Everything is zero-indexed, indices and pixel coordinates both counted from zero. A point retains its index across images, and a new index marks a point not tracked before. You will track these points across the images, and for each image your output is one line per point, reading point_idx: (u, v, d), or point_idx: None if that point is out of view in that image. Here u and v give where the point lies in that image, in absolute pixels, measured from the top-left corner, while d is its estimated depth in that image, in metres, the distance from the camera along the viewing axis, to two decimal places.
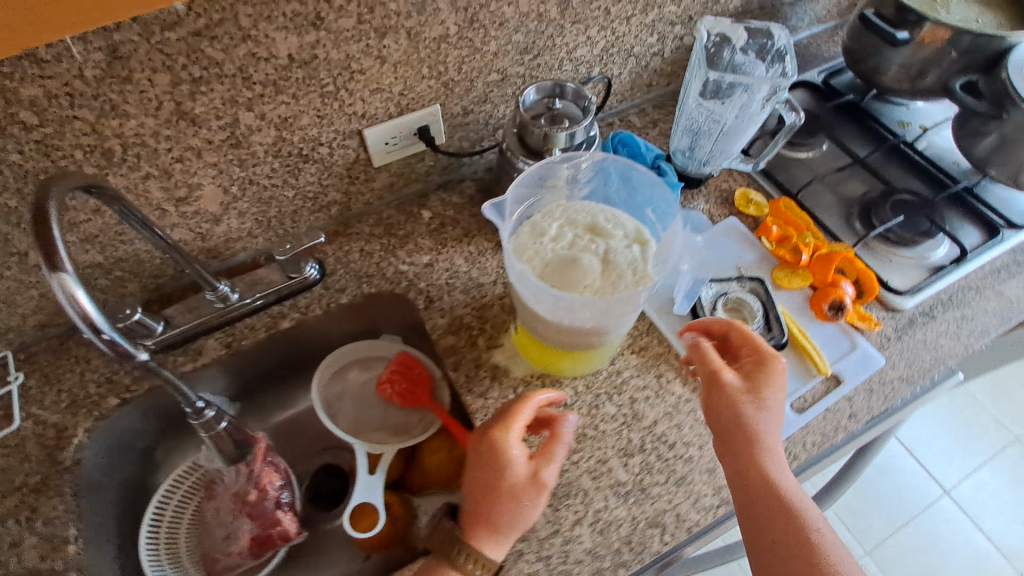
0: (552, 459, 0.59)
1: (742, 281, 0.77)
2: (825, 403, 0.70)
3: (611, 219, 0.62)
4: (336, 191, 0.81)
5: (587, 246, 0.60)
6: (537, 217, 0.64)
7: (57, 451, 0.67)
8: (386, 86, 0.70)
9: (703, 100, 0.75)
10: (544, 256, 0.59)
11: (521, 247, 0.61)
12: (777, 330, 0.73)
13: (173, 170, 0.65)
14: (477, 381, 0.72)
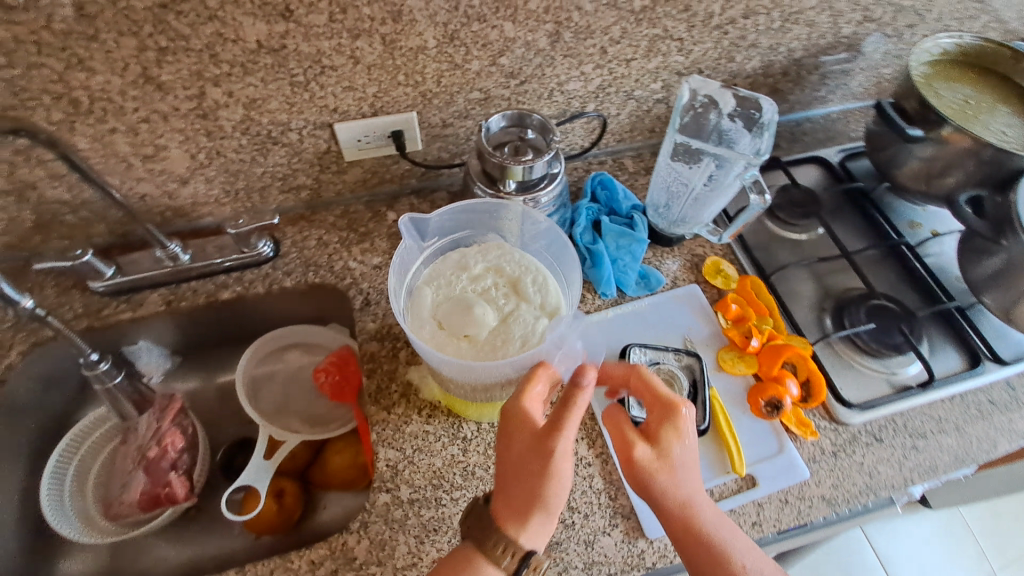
0: (565, 428, 0.52)
1: (680, 354, 0.73)
2: (732, 504, 0.65)
3: (531, 282, 0.63)
4: (305, 176, 0.82)
5: (493, 300, 0.61)
6: (472, 252, 0.67)
7: None
8: (359, 86, 0.71)
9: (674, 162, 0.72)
10: (450, 290, 0.62)
11: (435, 274, 0.64)
12: (699, 416, 0.68)
13: (139, 129, 0.68)
14: (386, 395, 0.71)
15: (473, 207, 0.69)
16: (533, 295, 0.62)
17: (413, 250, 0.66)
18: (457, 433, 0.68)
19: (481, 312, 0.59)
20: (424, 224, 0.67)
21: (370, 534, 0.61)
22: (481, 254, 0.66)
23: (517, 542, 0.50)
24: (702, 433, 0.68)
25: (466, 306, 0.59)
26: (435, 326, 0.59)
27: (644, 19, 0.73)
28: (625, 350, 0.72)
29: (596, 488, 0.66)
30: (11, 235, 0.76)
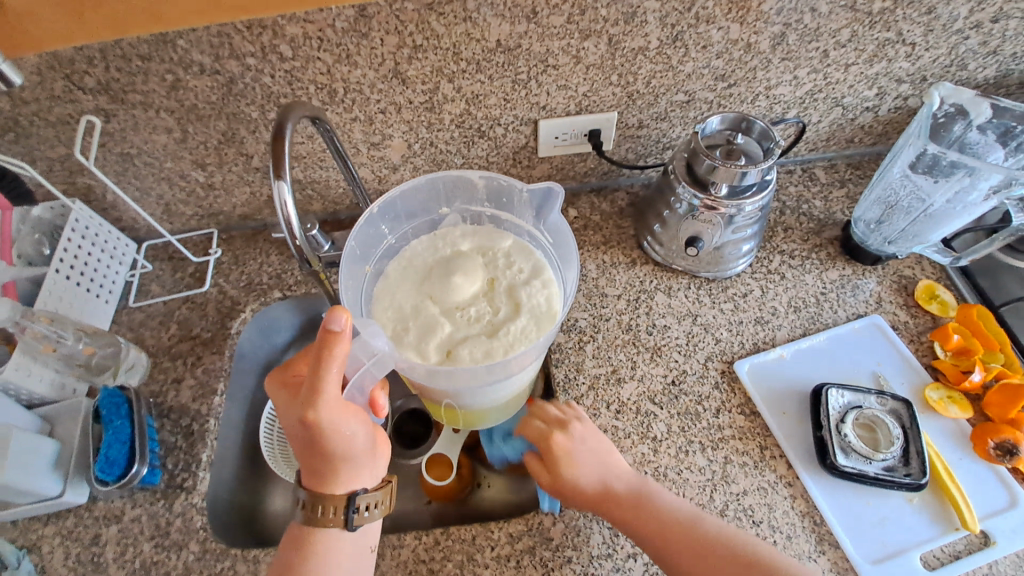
0: (323, 383, 0.51)
1: (883, 398, 0.67)
2: (966, 565, 0.60)
3: (491, 350, 0.56)
4: (497, 170, 0.86)
5: (472, 305, 0.59)
6: (544, 294, 0.60)
7: (227, 318, 0.83)
8: (573, 85, 0.73)
9: (912, 172, 0.67)
10: (502, 267, 0.62)
11: (523, 250, 0.63)
12: (916, 469, 0.62)
13: (375, 118, 0.75)
14: (574, 385, 0.72)
15: (562, 228, 0.63)
16: (465, 355, 0.55)
17: (527, 205, 0.66)
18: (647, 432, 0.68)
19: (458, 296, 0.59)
20: (552, 205, 0.64)
21: (565, 518, 0.64)
22: (544, 301, 0.59)
23: (335, 497, 0.56)
24: (922, 488, 0.62)
25: (457, 271, 0.60)
26: (451, 250, 0.63)
27: (879, 22, 0.70)
28: (822, 392, 0.67)
29: (798, 510, 0.63)
30: (248, 207, 0.88)
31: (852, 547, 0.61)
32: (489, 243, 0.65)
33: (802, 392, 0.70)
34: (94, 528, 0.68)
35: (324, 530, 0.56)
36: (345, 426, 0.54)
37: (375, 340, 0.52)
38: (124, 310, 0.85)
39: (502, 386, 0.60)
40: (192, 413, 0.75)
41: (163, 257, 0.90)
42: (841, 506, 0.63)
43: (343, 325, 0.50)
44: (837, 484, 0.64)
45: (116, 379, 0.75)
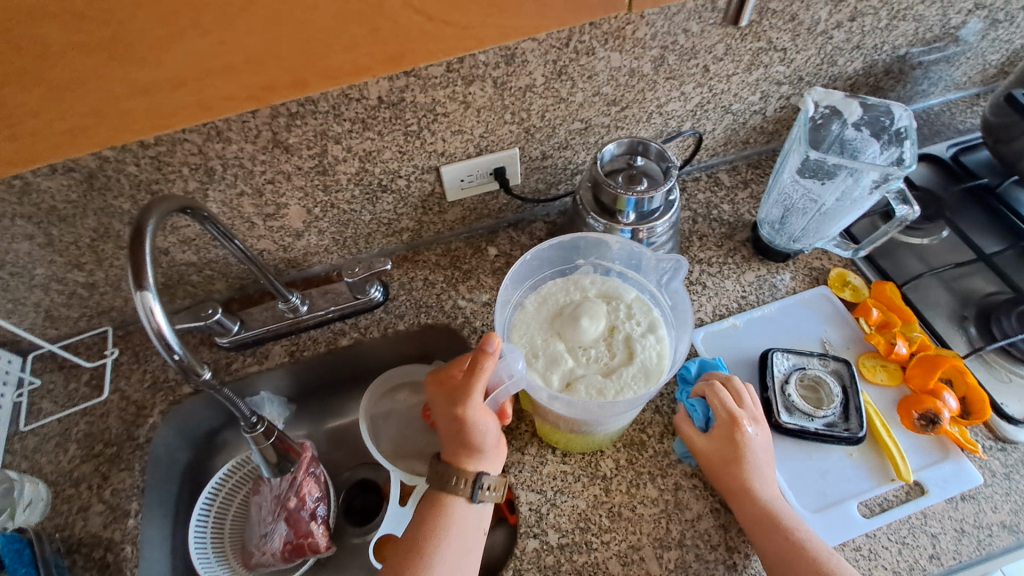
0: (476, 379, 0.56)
1: (825, 359, 0.69)
2: (900, 513, 0.61)
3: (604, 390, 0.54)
4: (409, 220, 0.84)
5: (594, 346, 0.57)
6: (657, 350, 0.57)
7: (133, 427, 0.75)
8: (467, 129, 0.72)
9: (800, 177, 0.69)
10: (625, 316, 0.59)
11: (646, 304, 0.60)
12: (855, 423, 0.65)
13: (265, 190, 0.70)
14: (517, 434, 0.69)
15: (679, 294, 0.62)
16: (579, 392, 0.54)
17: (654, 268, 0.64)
18: (596, 472, 0.66)
19: (581, 336, 0.57)
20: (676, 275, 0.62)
21: None
22: (657, 358, 0.56)
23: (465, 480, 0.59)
24: (860, 441, 0.64)
25: (584, 310, 0.58)
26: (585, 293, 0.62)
27: (749, 34, 0.72)
28: (767, 355, 0.69)
29: None
30: None
31: (795, 500, 0.62)
32: (617, 288, 0.62)
33: (750, 360, 0.71)
34: None
35: (450, 506, 0.59)
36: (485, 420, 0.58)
37: (517, 363, 0.54)
38: (12, 438, 0.75)
39: (609, 422, 0.58)
40: (106, 542, 0.67)
41: (53, 367, 0.81)
42: (790, 471, 0.64)
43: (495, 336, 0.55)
44: (781, 441, 0.65)
45: (13, 520, 0.66)
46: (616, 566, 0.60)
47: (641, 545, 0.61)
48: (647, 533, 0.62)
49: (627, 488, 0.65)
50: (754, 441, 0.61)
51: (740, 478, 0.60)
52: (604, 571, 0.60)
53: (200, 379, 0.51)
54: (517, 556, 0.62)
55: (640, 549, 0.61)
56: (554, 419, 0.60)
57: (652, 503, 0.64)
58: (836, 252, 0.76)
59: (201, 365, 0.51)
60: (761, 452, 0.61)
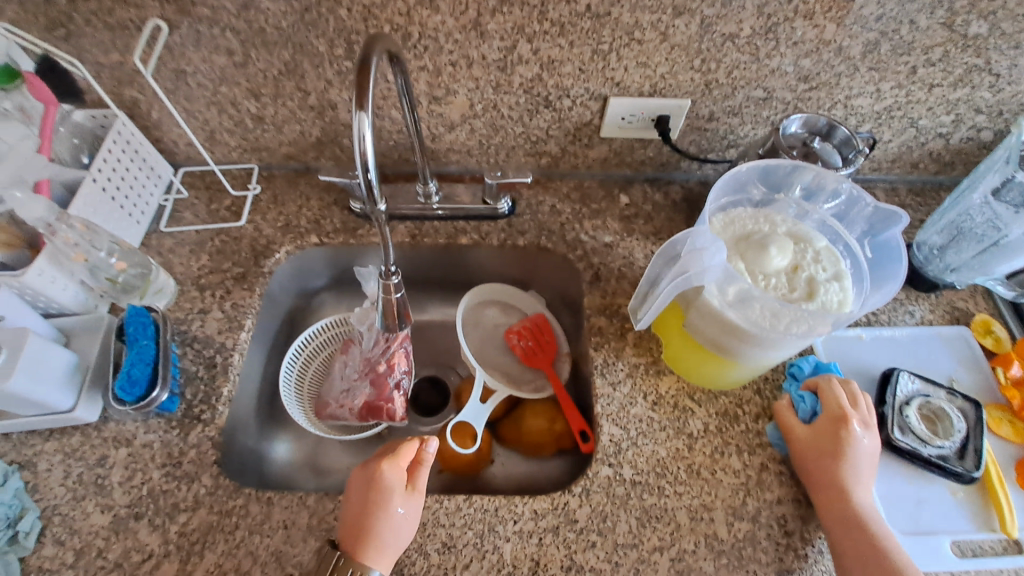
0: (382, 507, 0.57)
1: (953, 393, 0.66)
2: (994, 564, 0.59)
3: (779, 313, 0.53)
4: (555, 144, 0.84)
5: (776, 274, 0.56)
6: (840, 296, 0.55)
7: (261, 257, 0.80)
8: (652, 65, 0.71)
9: (993, 201, 0.66)
10: (814, 258, 0.57)
11: (837, 253, 0.58)
12: (971, 462, 0.63)
13: (444, 71, 0.72)
14: (613, 370, 0.71)
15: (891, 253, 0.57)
16: (755, 309, 0.54)
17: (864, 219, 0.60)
18: (683, 428, 0.67)
19: (766, 259, 0.56)
20: (892, 228, 0.58)
21: (592, 502, 0.62)
22: (838, 303, 0.55)
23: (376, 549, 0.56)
24: (970, 481, 0.63)
25: (774, 241, 0.57)
26: (777, 225, 0.60)
27: (974, 45, 0.68)
28: (892, 374, 0.67)
29: None
30: (295, 146, 0.85)
31: (886, 518, 0.61)
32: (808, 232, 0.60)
33: (869, 374, 0.70)
34: (99, 451, 0.63)
35: (372, 546, 0.55)
36: (396, 531, 0.57)
37: (714, 258, 0.53)
38: (153, 234, 0.82)
39: (761, 350, 0.57)
40: (218, 345, 0.72)
41: (200, 186, 0.87)
42: (886, 488, 0.63)
43: (394, 466, 0.60)
44: (884, 458, 0.65)
45: (143, 300, 0.71)
46: (685, 519, 0.61)
47: (713, 506, 0.62)
48: (722, 498, 0.63)
49: (712, 453, 0.65)
50: (860, 444, 0.60)
51: (838, 471, 0.59)
52: (671, 517, 0.62)
53: (375, 210, 0.53)
54: (589, 478, 0.64)
55: (711, 509, 0.62)
56: (703, 332, 0.60)
57: (733, 474, 0.64)
58: (997, 292, 0.74)
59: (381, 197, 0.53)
60: (865, 457, 0.59)
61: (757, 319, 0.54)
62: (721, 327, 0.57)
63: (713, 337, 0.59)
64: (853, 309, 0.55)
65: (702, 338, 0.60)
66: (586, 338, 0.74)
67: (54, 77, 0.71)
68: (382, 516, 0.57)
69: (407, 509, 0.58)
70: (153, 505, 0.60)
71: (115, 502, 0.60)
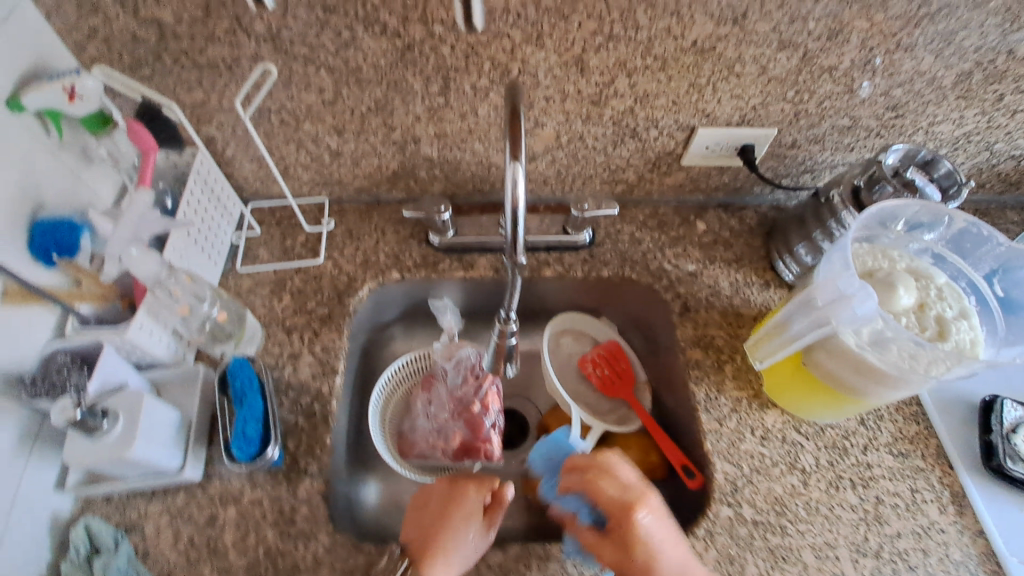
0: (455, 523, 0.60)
1: None
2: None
3: (917, 355, 0.53)
4: (633, 172, 0.84)
5: (904, 314, 0.56)
6: (971, 335, 0.56)
7: (344, 296, 0.78)
8: (747, 96, 0.71)
9: None
10: (940, 297, 0.58)
11: (957, 290, 0.59)
12: None
13: (536, 105, 0.71)
14: (717, 405, 0.71)
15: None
16: (892, 352, 0.54)
17: (992, 256, 0.60)
18: (795, 463, 0.67)
19: (898, 299, 0.56)
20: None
21: (717, 544, 0.62)
22: (969, 342, 0.55)
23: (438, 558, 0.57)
24: None
25: (900, 279, 0.57)
26: (900, 262, 0.60)
27: None
28: (995, 401, 0.69)
29: (955, 558, 0.63)
30: (369, 179, 0.83)
31: (1003, 546, 0.63)
32: (926, 268, 0.60)
33: (969, 402, 0.72)
34: (207, 510, 0.61)
35: (439, 554, 0.57)
36: (461, 549, 0.58)
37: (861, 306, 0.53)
38: (230, 275, 0.79)
39: (892, 389, 0.58)
40: (314, 392, 0.70)
41: (270, 222, 0.85)
42: (1000, 516, 0.65)
43: (479, 491, 0.63)
44: (993, 486, 0.67)
45: (236, 347, 0.68)
46: (810, 557, 0.62)
47: (836, 544, 0.63)
48: (844, 535, 0.63)
49: (827, 488, 0.66)
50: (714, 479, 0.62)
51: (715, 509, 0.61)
52: (797, 556, 0.62)
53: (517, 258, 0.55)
54: (711, 519, 0.63)
55: (835, 547, 0.62)
56: (827, 370, 0.60)
57: (850, 509, 0.65)
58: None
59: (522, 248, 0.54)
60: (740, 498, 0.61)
61: (895, 362, 0.54)
62: (851, 367, 0.57)
63: (838, 375, 0.59)
64: (986, 349, 0.56)
65: (827, 375, 0.61)
66: (684, 371, 0.74)
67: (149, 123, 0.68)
68: (457, 532, 0.59)
69: (477, 536, 0.60)
70: (273, 566, 0.58)
71: (233, 564, 0.58)
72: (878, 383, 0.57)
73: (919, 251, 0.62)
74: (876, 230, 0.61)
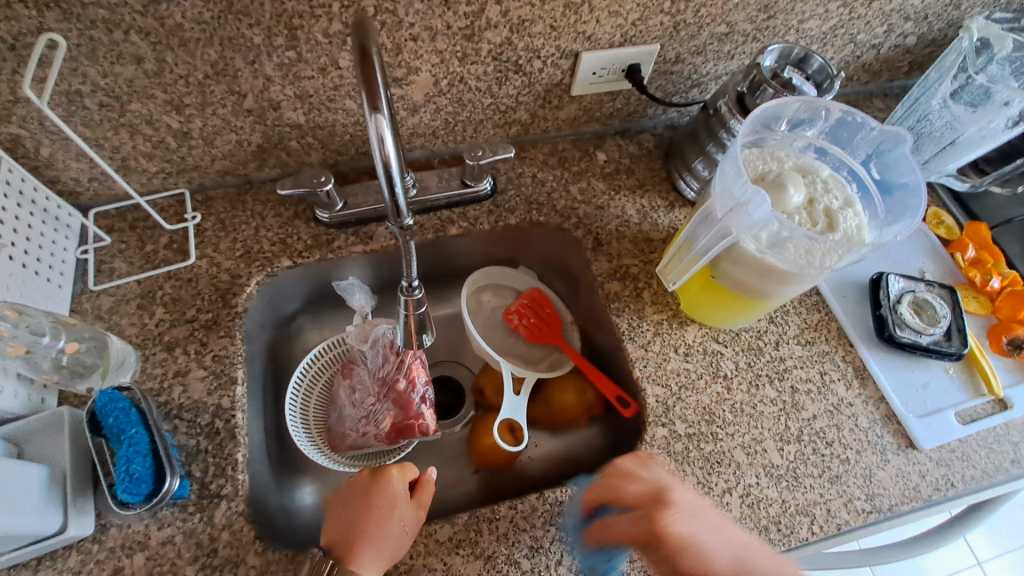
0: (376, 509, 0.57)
1: (930, 283, 0.74)
2: (989, 423, 0.68)
3: (813, 249, 0.53)
4: (524, 111, 0.79)
5: (796, 211, 0.57)
6: (856, 222, 0.57)
7: (229, 296, 0.69)
8: (624, 12, 0.68)
9: (951, 103, 0.76)
10: (825, 189, 0.59)
11: (840, 181, 0.60)
12: (957, 342, 0.70)
13: (404, 48, 0.65)
14: (640, 332, 0.70)
15: (903, 185, 0.61)
16: (790, 251, 0.54)
17: (868, 144, 0.63)
18: (718, 371, 0.69)
19: (792, 198, 0.56)
20: (899, 150, 0.61)
21: (657, 465, 0.62)
22: (855, 228, 0.57)
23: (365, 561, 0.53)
24: (960, 358, 0.70)
25: (788, 178, 0.58)
26: (789, 162, 0.60)
27: None
28: (882, 277, 0.73)
29: (863, 426, 0.67)
30: (232, 159, 0.73)
31: (901, 406, 0.68)
32: (811, 163, 0.62)
33: (860, 283, 0.76)
34: (109, 564, 0.54)
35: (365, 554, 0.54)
36: (391, 534, 0.55)
37: (758, 212, 0.52)
38: (83, 296, 0.68)
39: (793, 287, 0.58)
40: (212, 408, 0.62)
41: (122, 227, 0.73)
42: (895, 380, 0.70)
43: (401, 477, 0.60)
44: (887, 356, 0.71)
45: (104, 380, 0.59)
46: (741, 456, 0.64)
47: (763, 438, 0.65)
48: (768, 428, 0.66)
49: (747, 388, 0.68)
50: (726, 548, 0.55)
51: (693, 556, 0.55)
52: (730, 458, 0.63)
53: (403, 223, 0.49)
54: (648, 442, 0.64)
55: (762, 441, 0.65)
56: (733, 279, 0.60)
57: (771, 403, 0.67)
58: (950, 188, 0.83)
59: (405, 208, 0.48)
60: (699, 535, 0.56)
61: (794, 259, 0.54)
62: (755, 273, 0.57)
63: (744, 283, 0.60)
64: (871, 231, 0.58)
65: (734, 286, 0.61)
66: (605, 306, 0.73)
67: None
68: (385, 523, 0.56)
69: (406, 520, 0.57)
70: None
71: None
72: (780, 283, 0.57)
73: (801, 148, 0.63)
74: (763, 132, 0.62)
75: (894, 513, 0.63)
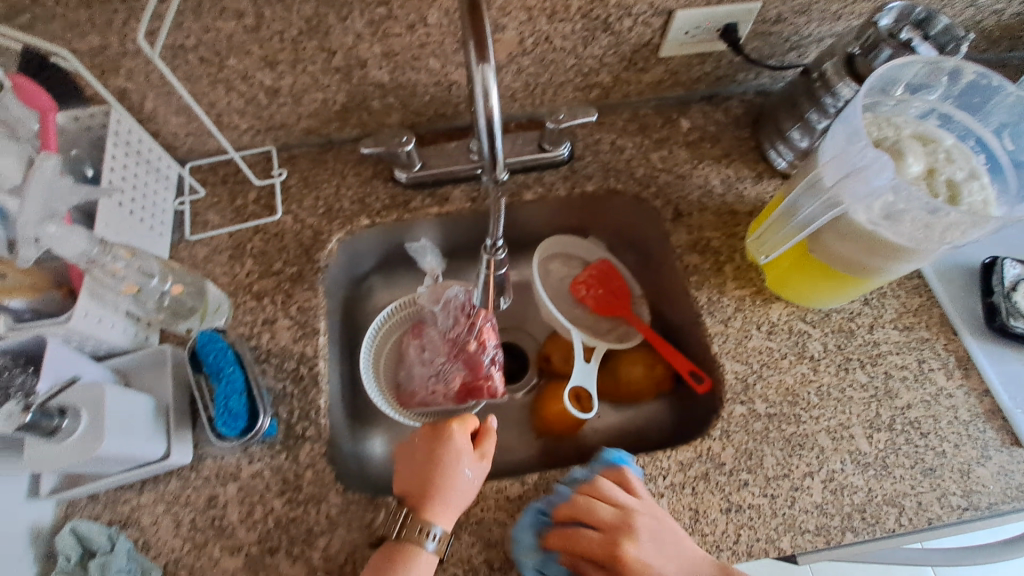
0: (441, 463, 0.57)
1: None
2: None
3: (933, 223, 0.49)
4: (607, 73, 0.76)
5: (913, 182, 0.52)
6: (983, 196, 0.52)
7: (312, 251, 0.71)
8: None
9: None
10: (948, 160, 0.54)
11: (965, 151, 0.55)
12: None
13: (492, 4, 0.63)
14: (720, 307, 0.67)
15: None
16: (906, 224, 0.50)
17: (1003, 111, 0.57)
18: (804, 351, 0.65)
19: (909, 168, 0.52)
20: None
21: (735, 442, 0.60)
22: (982, 203, 0.52)
23: (433, 510, 0.55)
24: None
25: (906, 147, 0.53)
26: (907, 130, 0.56)
27: None
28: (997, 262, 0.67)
29: (963, 419, 0.62)
30: (317, 118, 0.75)
31: (1010, 402, 0.63)
32: (931, 132, 0.56)
33: (969, 267, 0.70)
34: (206, 492, 0.58)
35: (434, 505, 0.55)
36: (462, 487, 0.56)
37: (877, 178, 0.48)
38: (181, 245, 0.72)
39: (904, 265, 0.54)
40: (297, 356, 0.65)
41: (215, 180, 0.76)
42: (1004, 374, 0.64)
43: (463, 430, 0.60)
44: (996, 347, 0.66)
45: (202, 322, 0.63)
46: (825, 440, 0.61)
47: (850, 424, 0.62)
48: (856, 414, 0.62)
49: (835, 371, 0.64)
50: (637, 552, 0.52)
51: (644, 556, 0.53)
52: (813, 442, 0.61)
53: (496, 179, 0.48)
54: (725, 418, 0.61)
55: (849, 427, 0.61)
56: (836, 253, 0.57)
57: (861, 389, 0.63)
58: None
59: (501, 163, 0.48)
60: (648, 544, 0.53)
61: (908, 234, 0.50)
62: (860, 247, 0.54)
63: (847, 258, 0.56)
64: (1000, 208, 0.53)
65: (834, 262, 0.58)
66: (684, 278, 0.70)
67: (49, 76, 0.60)
68: (451, 471, 0.57)
69: (472, 470, 0.58)
70: (286, 535, 0.56)
71: (243, 541, 0.56)
72: (888, 260, 0.53)
73: (920, 115, 0.58)
74: (880, 96, 0.57)
75: (993, 513, 0.59)
